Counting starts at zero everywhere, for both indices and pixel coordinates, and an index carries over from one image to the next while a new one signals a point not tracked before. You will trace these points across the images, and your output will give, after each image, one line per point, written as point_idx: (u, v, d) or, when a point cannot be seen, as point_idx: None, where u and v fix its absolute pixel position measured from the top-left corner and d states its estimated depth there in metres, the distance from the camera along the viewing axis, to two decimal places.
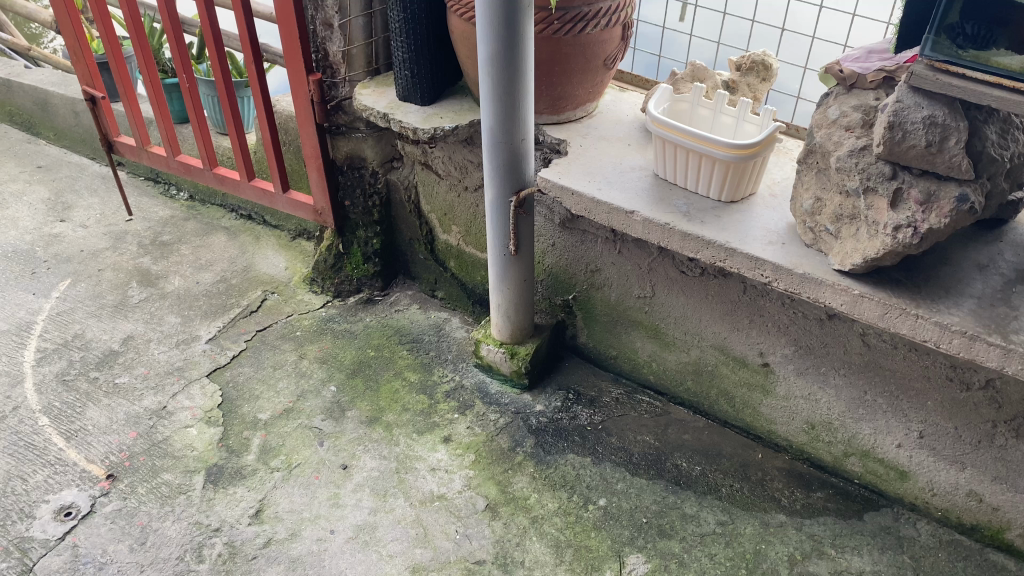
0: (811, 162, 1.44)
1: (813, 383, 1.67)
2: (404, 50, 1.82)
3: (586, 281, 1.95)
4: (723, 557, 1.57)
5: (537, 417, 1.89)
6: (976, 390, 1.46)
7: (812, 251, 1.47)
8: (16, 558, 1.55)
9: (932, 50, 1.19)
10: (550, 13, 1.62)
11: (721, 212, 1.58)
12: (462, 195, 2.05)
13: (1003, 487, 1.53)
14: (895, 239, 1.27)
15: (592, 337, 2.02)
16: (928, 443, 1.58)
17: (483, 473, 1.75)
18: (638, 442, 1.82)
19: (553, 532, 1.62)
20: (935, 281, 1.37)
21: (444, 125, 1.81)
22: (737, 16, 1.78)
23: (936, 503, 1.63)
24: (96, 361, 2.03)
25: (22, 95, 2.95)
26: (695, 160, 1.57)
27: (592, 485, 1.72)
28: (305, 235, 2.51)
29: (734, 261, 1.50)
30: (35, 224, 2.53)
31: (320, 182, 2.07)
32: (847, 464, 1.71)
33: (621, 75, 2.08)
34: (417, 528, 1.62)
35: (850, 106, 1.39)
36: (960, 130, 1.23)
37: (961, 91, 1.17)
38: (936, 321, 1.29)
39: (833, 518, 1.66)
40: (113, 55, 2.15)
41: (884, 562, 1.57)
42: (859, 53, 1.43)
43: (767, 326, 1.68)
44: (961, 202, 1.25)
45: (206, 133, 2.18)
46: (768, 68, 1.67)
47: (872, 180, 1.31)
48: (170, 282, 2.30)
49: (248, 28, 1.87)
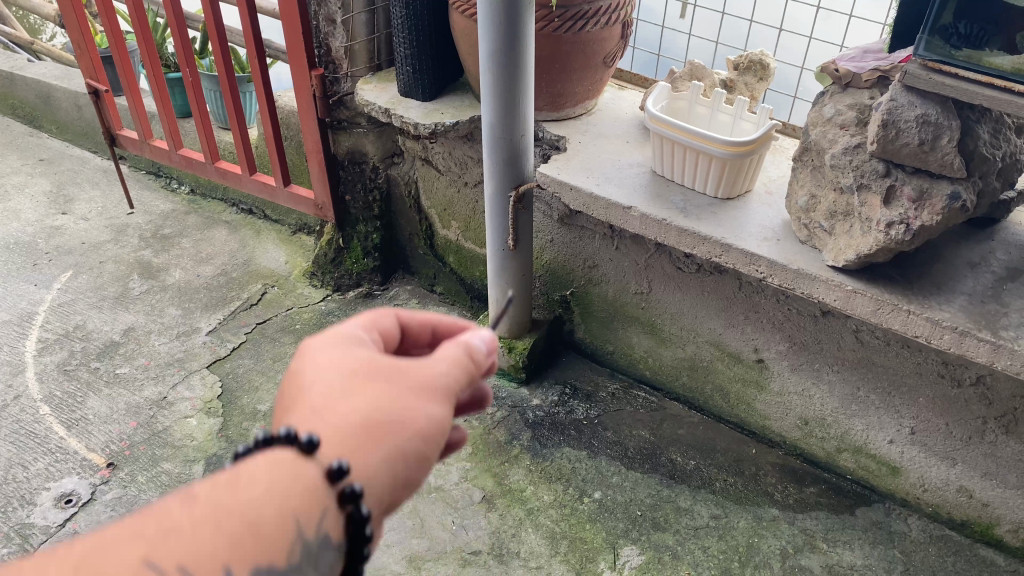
0: (806, 160, 1.47)
1: (807, 379, 1.69)
2: (406, 46, 1.84)
3: (584, 277, 1.96)
4: (716, 551, 1.59)
5: (535, 410, 1.91)
6: (967, 387, 1.49)
7: (807, 247, 1.49)
8: (17, 544, 1.57)
9: (926, 50, 1.23)
10: (551, 11, 1.64)
11: (718, 209, 1.60)
12: (462, 190, 2.07)
13: (993, 482, 1.55)
14: (888, 236, 1.29)
15: (590, 332, 2.03)
16: (919, 439, 1.60)
17: (480, 465, 1.77)
18: (634, 437, 1.84)
19: (549, 523, 1.64)
20: (926, 278, 1.40)
21: (444, 121, 1.83)
22: (736, 16, 1.80)
23: (927, 499, 1.65)
24: (97, 351, 2.04)
25: (25, 89, 2.97)
26: (692, 157, 1.59)
27: (588, 478, 1.74)
28: (305, 230, 2.53)
29: (729, 256, 1.52)
30: (37, 217, 2.55)
31: (320, 177, 2.09)
32: (840, 459, 1.74)
33: (620, 73, 2.10)
34: (414, 519, 1.65)
35: (845, 104, 1.41)
36: (952, 129, 1.25)
37: (955, 91, 1.21)
38: (927, 317, 1.31)
39: (825, 512, 1.67)
40: (117, 50, 2.16)
41: (875, 556, 1.59)
42: (855, 52, 1.45)
43: (762, 322, 1.70)
44: (953, 200, 1.26)
45: (207, 128, 2.20)
46: (765, 68, 1.70)
47: (866, 178, 1.34)
48: (170, 275, 2.32)
49: (253, 24, 1.89)
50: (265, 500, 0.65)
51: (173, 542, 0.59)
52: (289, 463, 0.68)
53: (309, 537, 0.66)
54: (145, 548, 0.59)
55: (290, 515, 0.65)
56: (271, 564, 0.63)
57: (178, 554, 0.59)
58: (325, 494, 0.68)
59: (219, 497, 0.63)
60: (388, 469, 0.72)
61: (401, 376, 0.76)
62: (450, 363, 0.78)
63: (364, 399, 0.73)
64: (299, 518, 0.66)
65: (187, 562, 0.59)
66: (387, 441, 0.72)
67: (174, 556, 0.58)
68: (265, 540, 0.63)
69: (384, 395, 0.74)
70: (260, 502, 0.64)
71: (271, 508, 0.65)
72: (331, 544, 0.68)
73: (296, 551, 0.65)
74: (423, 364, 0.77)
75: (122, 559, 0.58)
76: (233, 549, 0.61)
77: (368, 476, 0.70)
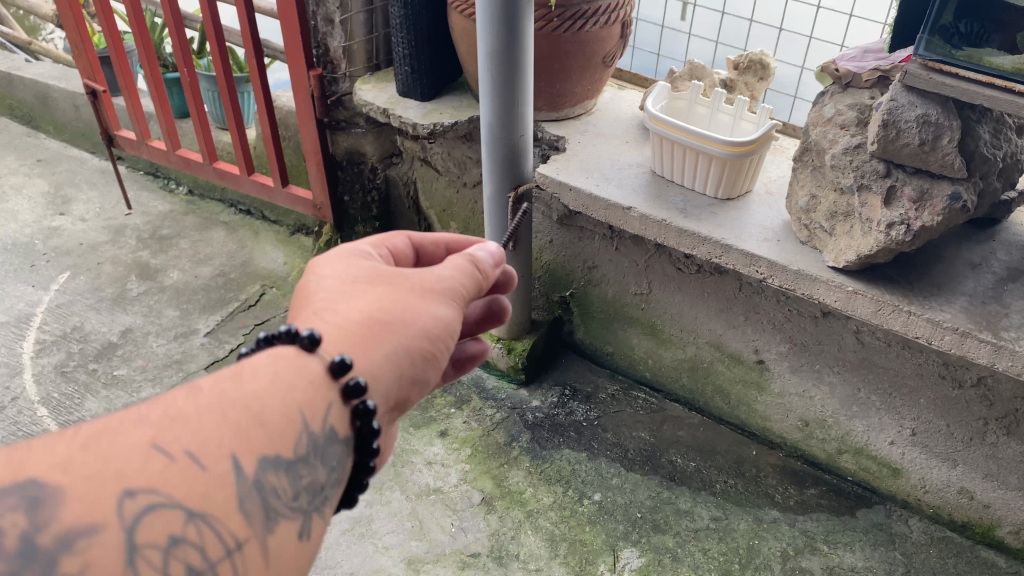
0: (806, 161, 1.47)
1: (807, 381, 1.69)
2: (405, 46, 1.83)
3: (584, 278, 1.96)
4: (716, 553, 1.59)
5: (534, 412, 1.90)
6: (968, 388, 1.48)
7: (807, 248, 1.48)
8: None
9: (927, 50, 1.22)
10: (551, 10, 1.63)
11: (717, 209, 1.59)
12: (461, 191, 2.06)
13: (994, 484, 1.54)
14: (888, 237, 1.28)
15: (589, 333, 2.02)
16: (920, 441, 1.59)
17: (479, 468, 1.76)
18: (634, 438, 1.84)
19: (548, 525, 1.64)
20: (927, 279, 1.39)
21: (443, 121, 1.82)
22: (735, 16, 1.79)
23: (928, 500, 1.64)
24: (95, 353, 2.04)
25: (23, 89, 2.96)
26: (692, 157, 1.58)
27: (588, 480, 1.73)
28: (303, 231, 2.51)
29: (730, 257, 1.51)
30: (35, 218, 2.54)
31: (319, 177, 2.08)
32: (841, 461, 1.73)
33: (620, 73, 2.09)
34: (412, 522, 1.64)
35: (844, 104, 1.41)
36: (952, 129, 1.25)
37: (955, 91, 1.20)
38: (928, 318, 1.30)
39: (826, 514, 1.67)
40: (115, 50, 2.15)
41: (876, 558, 1.59)
42: (855, 52, 1.44)
43: (762, 323, 1.70)
44: (954, 200, 1.26)
45: (205, 128, 2.19)
46: (766, 67, 1.69)
47: (866, 178, 1.33)
48: (168, 276, 2.31)
49: (250, 24, 1.88)
50: (268, 394, 0.72)
51: (179, 429, 0.65)
52: (294, 360, 0.76)
53: (312, 430, 0.75)
54: (153, 433, 0.64)
55: (293, 408, 0.74)
56: (273, 454, 0.70)
57: (184, 441, 0.65)
58: (332, 386, 0.77)
59: (224, 390, 0.70)
60: (393, 365, 0.82)
61: (405, 282, 0.86)
62: (453, 270, 0.90)
63: (371, 302, 0.83)
64: (304, 410, 0.74)
65: (193, 448, 0.65)
66: (394, 335, 0.83)
67: (181, 443, 0.64)
68: (271, 426, 0.71)
69: (391, 297, 0.85)
70: (264, 396, 0.72)
71: (276, 401, 0.73)
72: (333, 436, 0.77)
73: (300, 442, 0.73)
74: (429, 273, 0.88)
75: (131, 442, 0.63)
76: (237, 440, 0.68)
77: (373, 370, 0.81)
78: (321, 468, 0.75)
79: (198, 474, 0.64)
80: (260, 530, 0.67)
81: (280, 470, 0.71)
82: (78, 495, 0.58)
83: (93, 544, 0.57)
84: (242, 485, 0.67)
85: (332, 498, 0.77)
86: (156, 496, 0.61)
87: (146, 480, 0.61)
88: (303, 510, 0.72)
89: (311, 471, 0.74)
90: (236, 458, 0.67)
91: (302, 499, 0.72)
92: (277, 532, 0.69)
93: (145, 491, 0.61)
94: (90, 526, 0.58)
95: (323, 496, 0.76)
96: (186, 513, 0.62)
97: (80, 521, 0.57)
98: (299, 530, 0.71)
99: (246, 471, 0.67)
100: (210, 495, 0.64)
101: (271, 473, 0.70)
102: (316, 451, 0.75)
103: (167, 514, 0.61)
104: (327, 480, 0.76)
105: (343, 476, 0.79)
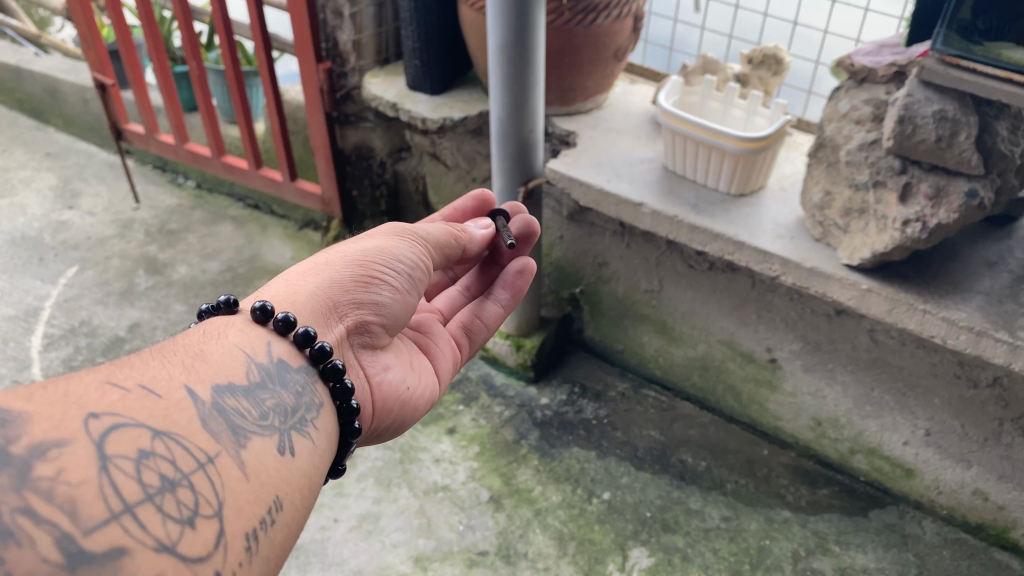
0: (821, 156, 1.45)
1: (821, 380, 1.66)
2: (414, 39, 1.82)
3: (594, 275, 1.93)
4: (726, 553, 1.57)
5: (542, 410, 1.88)
6: (983, 388, 1.46)
7: (821, 245, 1.46)
8: None
9: (944, 45, 1.19)
10: (561, 4, 1.63)
11: (730, 205, 1.57)
12: (471, 186, 2.05)
13: (1009, 485, 1.51)
14: (904, 234, 1.26)
15: (599, 330, 2.00)
16: (934, 441, 1.57)
17: (487, 465, 1.75)
18: (644, 437, 1.82)
19: (556, 524, 1.62)
20: (943, 277, 1.36)
21: (454, 116, 1.81)
22: (749, 10, 1.77)
23: (942, 501, 1.61)
24: (103, 347, 2.03)
25: (32, 83, 2.95)
26: (705, 153, 1.56)
27: (596, 478, 1.72)
28: (312, 225, 2.49)
29: (742, 254, 1.49)
30: (43, 212, 2.54)
31: (327, 172, 2.07)
32: (853, 461, 1.71)
33: (631, 67, 2.07)
34: (420, 519, 1.63)
35: (860, 99, 1.38)
36: (971, 125, 1.22)
37: (973, 87, 1.18)
38: (943, 317, 1.28)
39: (838, 515, 1.65)
40: (124, 43, 2.14)
41: (888, 560, 1.57)
42: (871, 48, 1.41)
43: (775, 321, 1.68)
44: (971, 197, 1.23)
45: (214, 122, 2.17)
46: (780, 62, 1.65)
47: (882, 174, 1.32)
48: (176, 270, 2.30)
49: (259, 18, 1.86)
50: (205, 343, 0.85)
51: (127, 370, 0.74)
52: (221, 320, 0.91)
53: (257, 360, 0.87)
54: (105, 374, 0.72)
55: (232, 348, 0.86)
56: (224, 383, 0.81)
57: (135, 378, 0.73)
58: (262, 329, 0.91)
59: (163, 344, 0.81)
60: (319, 293, 0.99)
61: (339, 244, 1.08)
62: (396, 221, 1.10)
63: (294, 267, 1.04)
64: (244, 348, 0.87)
65: (144, 382, 0.73)
66: (320, 276, 1.00)
67: (132, 379, 0.73)
68: (217, 363, 0.82)
69: (322, 256, 1.04)
70: (201, 345, 0.84)
71: (216, 347, 0.85)
72: (283, 363, 0.89)
73: (250, 369, 0.85)
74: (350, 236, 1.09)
75: (86, 381, 0.70)
76: (185, 375, 0.77)
77: (300, 299, 0.97)
78: (281, 392, 0.86)
79: (155, 398, 0.72)
80: (227, 446, 0.75)
81: (235, 395, 0.81)
82: (44, 416, 0.64)
83: (64, 453, 0.62)
84: (199, 408, 0.75)
85: (312, 417, 0.88)
86: (119, 416, 0.67)
87: (107, 406, 0.68)
88: (269, 427, 0.81)
89: (271, 394, 0.85)
90: (188, 387, 0.76)
91: (266, 418, 0.82)
92: (244, 445, 0.77)
93: (108, 413, 0.67)
94: (59, 440, 0.63)
95: (295, 414, 0.86)
96: (151, 432, 0.69)
97: (49, 436, 0.62)
98: (269, 443, 0.80)
99: (200, 398, 0.76)
100: (170, 416, 0.72)
101: (227, 397, 0.79)
102: (268, 379, 0.86)
103: (132, 432, 0.67)
104: (296, 401, 0.87)
105: (311, 400, 0.89)
